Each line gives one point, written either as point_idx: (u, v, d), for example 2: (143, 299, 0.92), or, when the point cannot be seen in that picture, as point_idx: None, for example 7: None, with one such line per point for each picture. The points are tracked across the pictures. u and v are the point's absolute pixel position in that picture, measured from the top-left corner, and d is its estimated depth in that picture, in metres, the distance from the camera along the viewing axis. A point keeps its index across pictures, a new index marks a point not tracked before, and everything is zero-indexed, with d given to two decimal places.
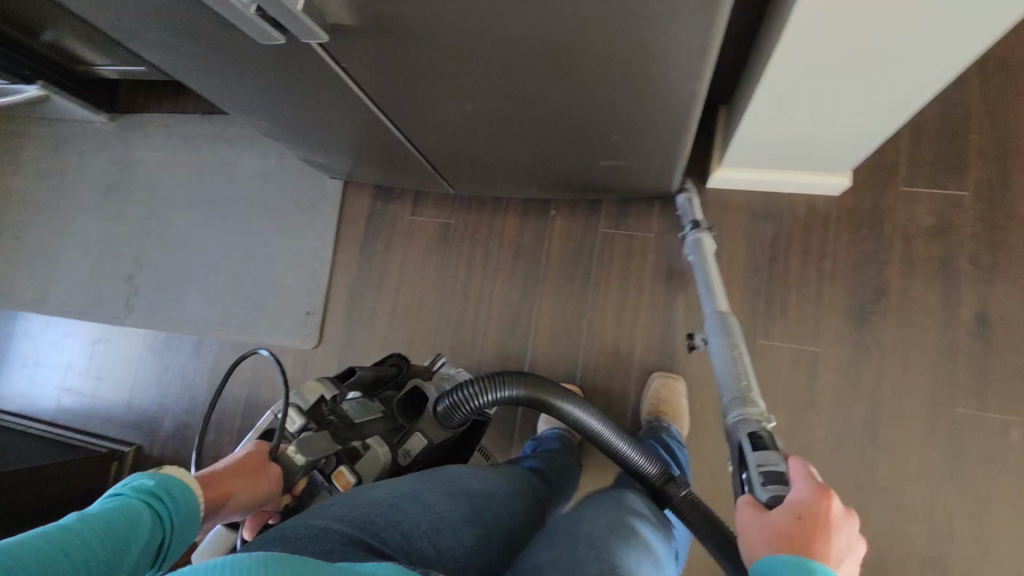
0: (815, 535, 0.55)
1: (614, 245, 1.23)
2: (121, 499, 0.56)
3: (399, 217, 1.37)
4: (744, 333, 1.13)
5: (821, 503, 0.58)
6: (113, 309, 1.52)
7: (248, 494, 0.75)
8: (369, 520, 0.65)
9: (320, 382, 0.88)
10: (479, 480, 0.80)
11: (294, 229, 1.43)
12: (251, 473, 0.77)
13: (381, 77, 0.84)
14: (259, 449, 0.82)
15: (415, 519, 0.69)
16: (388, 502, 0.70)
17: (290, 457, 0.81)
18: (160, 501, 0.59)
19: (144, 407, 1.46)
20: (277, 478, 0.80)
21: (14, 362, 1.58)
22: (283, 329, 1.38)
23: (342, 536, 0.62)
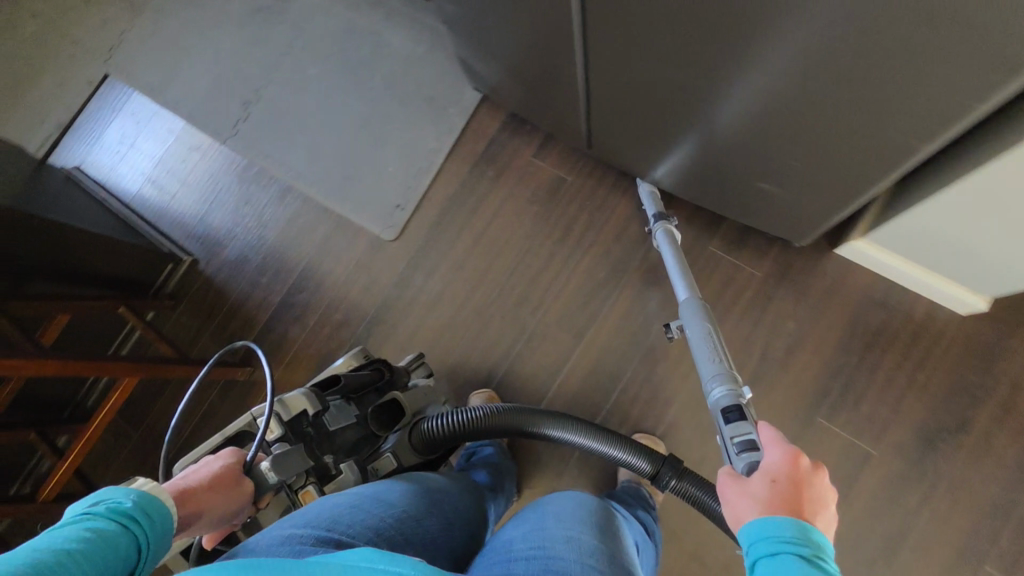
0: (789, 494, 0.56)
1: (717, 268, 1.19)
2: (94, 520, 0.55)
3: (519, 153, 1.34)
4: (808, 405, 1.10)
5: (791, 462, 0.60)
6: (219, 126, 1.53)
7: (221, 511, 0.75)
8: (336, 520, 0.72)
9: (305, 396, 0.93)
10: (433, 489, 0.90)
11: (415, 123, 1.41)
12: (227, 489, 0.77)
13: (603, 11, 0.79)
14: (231, 462, 0.82)
15: (377, 515, 0.76)
16: (349, 506, 0.76)
17: (263, 472, 0.84)
18: (137, 523, 0.58)
19: (213, 228, 1.48)
20: (248, 493, 0.81)
21: (112, 136, 1.62)
22: (369, 211, 1.38)
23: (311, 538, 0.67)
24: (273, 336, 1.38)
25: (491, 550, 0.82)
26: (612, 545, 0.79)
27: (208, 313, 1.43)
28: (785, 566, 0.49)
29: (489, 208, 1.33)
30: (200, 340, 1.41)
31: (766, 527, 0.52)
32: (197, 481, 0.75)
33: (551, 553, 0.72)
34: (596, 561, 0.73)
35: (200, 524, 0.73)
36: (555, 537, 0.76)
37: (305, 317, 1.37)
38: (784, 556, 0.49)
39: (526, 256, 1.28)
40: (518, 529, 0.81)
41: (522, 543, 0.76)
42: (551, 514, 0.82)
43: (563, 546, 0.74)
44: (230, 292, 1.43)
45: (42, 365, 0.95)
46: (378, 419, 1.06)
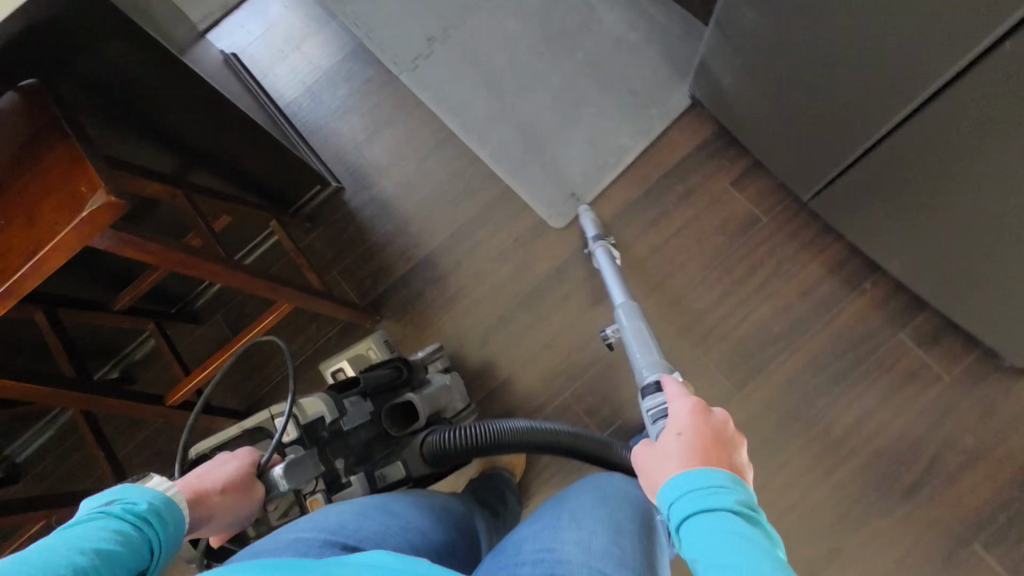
0: (703, 445, 0.55)
1: (904, 358, 1.12)
2: (106, 519, 0.49)
3: (717, 177, 1.25)
4: (967, 527, 1.05)
5: (699, 414, 0.59)
6: (398, 56, 1.43)
7: (230, 516, 0.67)
8: (342, 524, 0.60)
9: (320, 399, 0.82)
10: (438, 497, 0.78)
11: (611, 113, 1.32)
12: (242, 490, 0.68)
13: (985, 88, 0.70)
14: (249, 461, 0.73)
15: (387, 523, 0.63)
16: (356, 512, 0.63)
17: (276, 480, 0.72)
18: (148, 526, 0.51)
19: (367, 161, 1.41)
20: (257, 499, 0.70)
21: (279, 33, 1.52)
22: (541, 191, 1.30)
23: (317, 540, 0.56)
24: (408, 291, 1.31)
25: (514, 534, 0.69)
26: (630, 542, 0.61)
27: (343, 247, 1.36)
28: (716, 524, 0.46)
29: (670, 225, 1.25)
30: (329, 273, 1.35)
31: (687, 483, 0.49)
32: (212, 481, 0.67)
33: (558, 555, 0.57)
34: (610, 567, 0.57)
35: (203, 529, 0.65)
36: (563, 537, 0.60)
37: (447, 281, 1.30)
38: (711, 514, 0.47)
39: (698, 286, 1.21)
40: (531, 526, 0.66)
41: (535, 544, 0.61)
42: (565, 510, 0.66)
43: (573, 547, 0.59)
44: (371, 232, 1.36)
45: (226, 275, 0.88)
46: (391, 418, 0.98)
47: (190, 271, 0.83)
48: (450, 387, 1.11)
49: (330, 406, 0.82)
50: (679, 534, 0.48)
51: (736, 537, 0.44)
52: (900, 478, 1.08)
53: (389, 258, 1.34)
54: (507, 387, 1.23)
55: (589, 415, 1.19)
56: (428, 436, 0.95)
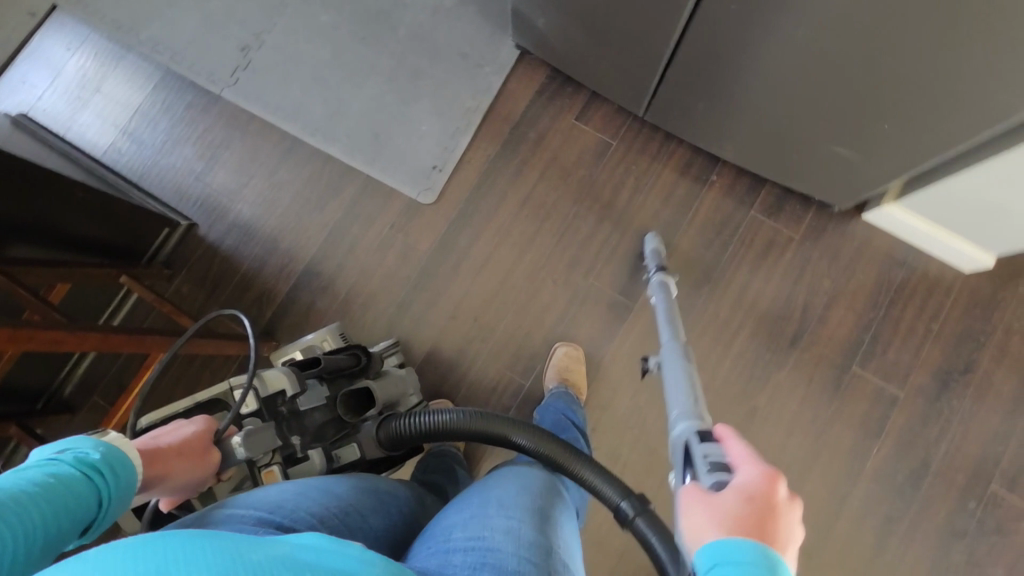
0: (751, 520, 0.48)
1: (760, 230, 1.26)
2: (55, 468, 0.49)
3: (562, 116, 1.31)
4: (844, 355, 1.21)
5: (766, 484, 0.51)
6: (215, 73, 1.35)
7: (185, 480, 0.66)
8: (280, 504, 0.57)
9: (285, 377, 0.85)
10: (386, 482, 0.73)
11: (449, 80, 1.33)
12: (196, 457, 0.68)
13: None
14: (205, 427, 0.72)
15: (324, 502, 0.60)
16: (294, 492, 0.61)
17: (232, 446, 0.73)
18: (99, 477, 0.51)
19: (214, 189, 1.32)
20: (214, 466, 0.71)
21: (72, 77, 1.37)
22: (403, 172, 1.30)
23: (251, 519, 0.54)
24: (299, 308, 1.26)
25: (450, 508, 0.69)
26: (553, 527, 0.65)
27: (215, 284, 1.28)
28: None
29: (533, 171, 1.30)
30: (208, 315, 1.26)
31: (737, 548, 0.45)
32: (166, 443, 0.66)
33: (489, 544, 0.59)
34: (538, 556, 0.59)
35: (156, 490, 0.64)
36: (494, 525, 0.61)
37: (335, 286, 1.27)
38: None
39: (574, 220, 1.27)
40: (459, 511, 0.65)
41: (462, 530, 0.61)
42: (492, 498, 0.66)
43: (503, 536, 0.60)
44: (241, 260, 1.28)
45: (69, 341, 0.80)
46: (347, 402, 0.96)
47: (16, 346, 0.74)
48: (405, 379, 1.07)
49: (291, 381, 0.85)
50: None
51: None
52: (783, 333, 1.22)
53: (269, 282, 1.27)
54: (426, 370, 1.23)
55: (511, 369, 1.22)
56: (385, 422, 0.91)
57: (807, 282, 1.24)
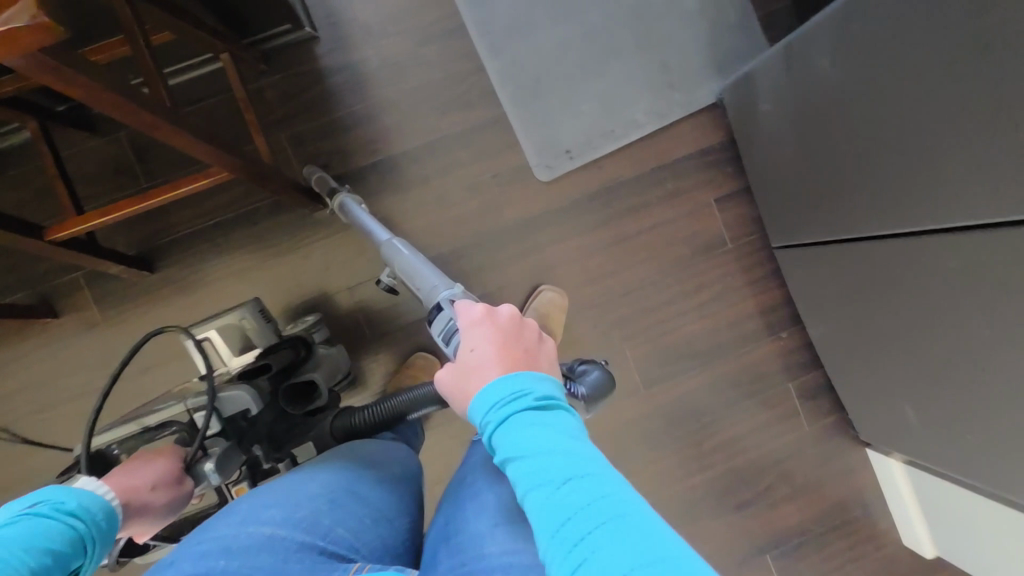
0: (504, 350, 0.57)
1: (783, 402, 1.28)
2: (45, 524, 0.58)
3: (706, 188, 1.24)
4: (765, 540, 1.29)
5: (487, 320, 0.61)
6: None
7: (158, 512, 0.70)
8: (316, 520, 0.64)
9: (242, 390, 0.84)
10: (397, 467, 0.82)
11: (636, 80, 1.21)
12: (171, 489, 0.71)
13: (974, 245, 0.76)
14: (174, 457, 0.75)
15: (355, 513, 0.68)
16: (325, 500, 0.67)
17: (205, 471, 0.75)
18: (78, 522, 0.61)
19: (355, 17, 1.17)
20: (189, 495, 0.74)
21: None
22: (536, 136, 1.20)
23: (293, 543, 0.61)
24: (362, 188, 1.18)
25: (455, 512, 0.70)
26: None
27: (300, 111, 1.16)
28: (521, 421, 0.51)
29: (646, 219, 1.23)
30: (274, 133, 1.16)
31: (483, 396, 0.53)
32: (139, 480, 0.69)
33: (529, 560, 0.59)
34: None
35: (135, 523, 0.69)
36: (524, 535, 0.62)
37: (406, 193, 1.19)
38: (520, 411, 0.51)
39: (646, 286, 1.24)
40: (482, 517, 0.67)
41: (493, 542, 0.62)
42: (512, 496, 0.68)
43: (538, 547, 0.62)
44: (338, 106, 1.17)
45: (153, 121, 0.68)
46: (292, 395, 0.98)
47: (99, 105, 0.62)
48: (333, 357, 1.11)
49: (253, 396, 0.85)
50: (489, 446, 0.52)
51: (547, 427, 0.50)
52: (735, 493, 1.28)
53: (350, 145, 1.18)
54: None
55: None
56: (337, 418, 0.94)
57: (785, 468, 1.29)
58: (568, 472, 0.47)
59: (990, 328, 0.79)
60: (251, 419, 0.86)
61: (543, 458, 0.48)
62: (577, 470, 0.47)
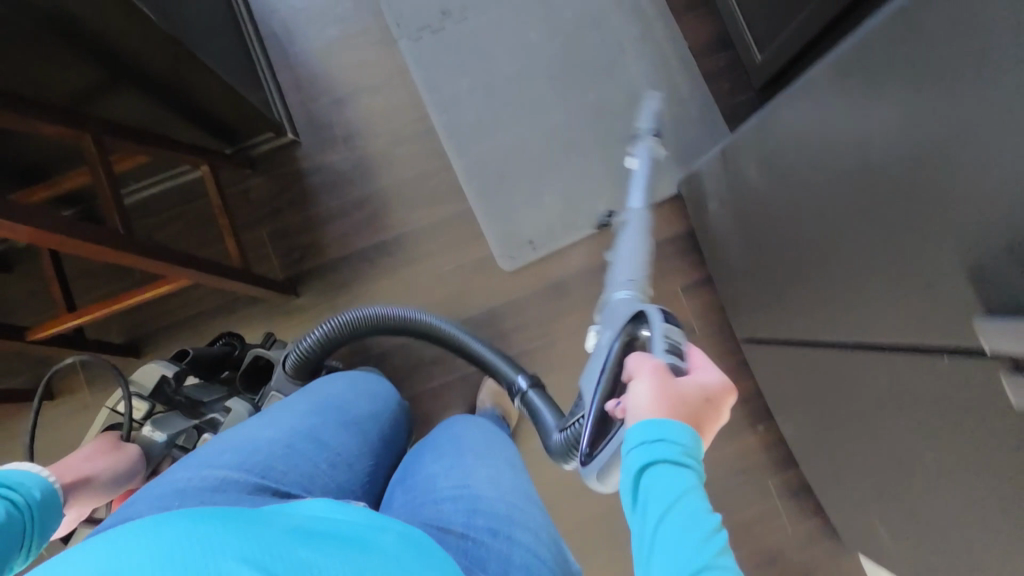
0: (678, 406, 0.54)
1: (759, 501, 1.21)
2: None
3: (673, 276, 1.24)
4: None
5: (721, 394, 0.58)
6: (405, 17, 1.28)
7: (104, 477, 0.87)
8: (275, 466, 0.67)
9: (152, 367, 1.02)
10: (364, 404, 0.84)
11: (599, 174, 1.25)
12: (107, 452, 0.91)
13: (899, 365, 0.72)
14: (109, 439, 0.94)
15: (313, 456, 0.71)
16: (284, 445, 0.70)
17: (150, 436, 0.98)
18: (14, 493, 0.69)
19: (334, 122, 1.27)
20: (134, 456, 0.94)
21: None
22: (499, 228, 1.25)
23: (246, 485, 0.63)
24: (333, 278, 1.25)
25: (405, 483, 0.73)
26: (518, 474, 0.77)
27: (281, 207, 1.26)
28: (675, 476, 0.47)
29: None
30: (258, 229, 1.25)
31: (654, 433, 0.50)
32: (77, 459, 0.87)
33: (474, 492, 0.68)
34: (518, 500, 0.70)
35: (81, 500, 0.83)
36: (476, 476, 0.71)
37: (377, 283, 1.24)
38: (685, 473, 0.48)
39: None
40: (437, 462, 0.74)
41: (446, 479, 0.70)
42: (465, 448, 0.77)
43: (484, 483, 0.70)
44: (315, 202, 1.26)
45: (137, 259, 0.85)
46: (247, 380, 1.12)
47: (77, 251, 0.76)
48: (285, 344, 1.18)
49: (166, 365, 1.03)
50: (630, 484, 0.49)
51: (695, 495, 0.46)
52: None
53: (325, 237, 1.26)
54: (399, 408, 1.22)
55: None
56: (285, 362, 1.04)
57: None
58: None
59: (929, 452, 0.74)
60: (187, 395, 1.02)
61: (689, 570, 0.41)
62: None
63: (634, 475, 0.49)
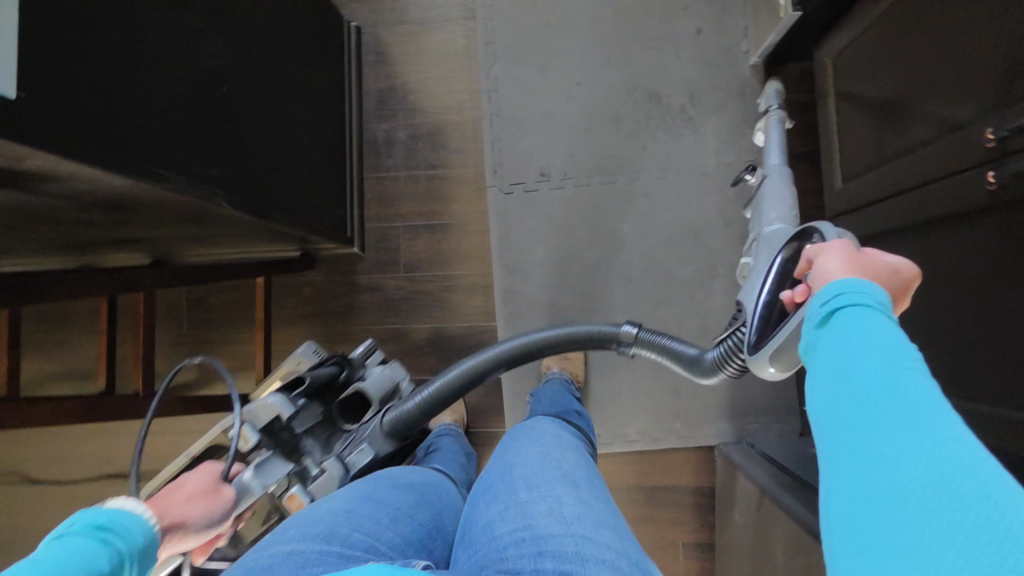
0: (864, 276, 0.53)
1: None
2: (70, 541, 0.51)
3: (679, 527, 1.16)
4: None
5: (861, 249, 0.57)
6: (504, 166, 1.23)
7: (200, 516, 0.71)
8: (332, 529, 0.57)
9: (275, 400, 0.85)
10: (417, 475, 0.77)
11: (640, 395, 1.18)
12: (200, 495, 0.73)
13: None
14: (206, 472, 0.78)
15: (372, 515, 0.62)
16: (343, 511, 0.61)
17: (248, 484, 0.81)
18: (107, 539, 0.54)
19: (401, 248, 1.26)
20: (230, 501, 0.77)
21: (420, 40, 1.28)
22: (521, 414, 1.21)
23: (314, 552, 0.53)
24: None
25: (465, 544, 0.61)
26: (589, 494, 0.63)
27: (327, 312, 1.27)
28: (857, 317, 0.45)
29: None
30: (302, 326, 1.28)
31: (837, 289, 0.49)
32: (171, 494, 0.71)
33: (539, 532, 0.55)
34: (590, 528, 0.56)
35: (175, 541, 0.68)
36: (536, 512, 0.58)
37: None
38: (872, 318, 0.45)
39: None
40: (492, 505, 0.62)
41: (503, 526, 0.58)
42: (518, 480, 0.64)
43: (549, 518, 0.57)
44: (359, 319, 1.27)
45: (168, 410, 0.97)
46: (343, 413, 0.99)
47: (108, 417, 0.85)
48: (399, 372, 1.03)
49: (286, 406, 0.85)
50: (812, 333, 0.49)
51: (882, 331, 0.43)
52: None
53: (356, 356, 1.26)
54: None
55: None
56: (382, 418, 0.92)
57: None
58: (907, 401, 0.38)
59: None
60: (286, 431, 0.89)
61: (868, 373, 0.41)
62: (922, 402, 0.37)
63: (824, 316, 0.48)
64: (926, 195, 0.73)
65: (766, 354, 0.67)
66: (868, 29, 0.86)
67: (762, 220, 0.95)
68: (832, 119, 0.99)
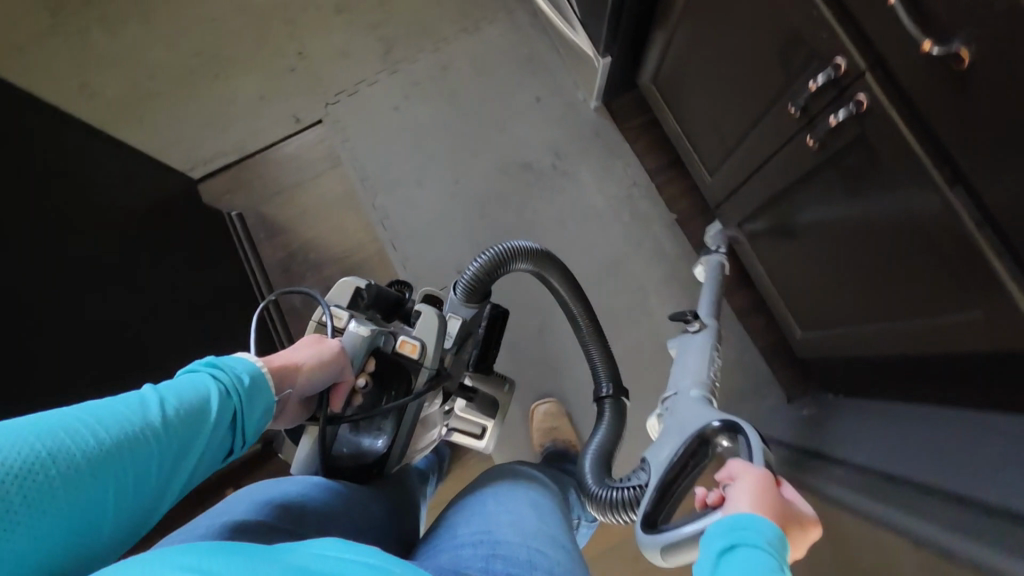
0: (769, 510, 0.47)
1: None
2: (179, 381, 0.49)
3: None
4: None
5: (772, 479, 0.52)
6: (422, 280, 1.27)
7: (320, 368, 0.65)
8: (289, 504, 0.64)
9: (350, 281, 0.84)
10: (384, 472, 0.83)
11: (637, 433, 1.18)
12: (314, 346, 0.68)
13: None
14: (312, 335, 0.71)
15: (334, 500, 0.68)
16: (303, 488, 0.67)
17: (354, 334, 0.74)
18: (216, 378, 0.51)
19: None
20: (341, 351, 0.70)
21: (299, 201, 1.33)
22: None
23: (261, 523, 0.59)
24: None
25: (439, 546, 0.67)
26: (548, 520, 0.71)
27: None
28: (751, 565, 0.41)
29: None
30: None
31: (733, 521, 0.44)
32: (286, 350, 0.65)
33: (498, 537, 0.63)
34: (543, 545, 0.64)
35: (297, 387, 0.63)
36: (498, 521, 0.66)
37: None
38: (763, 560, 0.41)
39: None
40: (463, 517, 0.70)
41: (469, 529, 0.66)
42: (488, 497, 0.72)
43: (508, 529, 0.65)
44: None
45: None
46: None
47: None
48: None
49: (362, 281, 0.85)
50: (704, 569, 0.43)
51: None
52: None
53: None
54: None
55: None
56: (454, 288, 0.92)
57: None
58: None
59: None
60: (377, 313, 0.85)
61: None
62: None
63: (719, 552, 0.43)
64: (772, 166, 0.82)
65: (658, 542, 0.56)
66: (667, 52, 0.99)
67: (681, 381, 0.82)
68: (677, 128, 1.09)
